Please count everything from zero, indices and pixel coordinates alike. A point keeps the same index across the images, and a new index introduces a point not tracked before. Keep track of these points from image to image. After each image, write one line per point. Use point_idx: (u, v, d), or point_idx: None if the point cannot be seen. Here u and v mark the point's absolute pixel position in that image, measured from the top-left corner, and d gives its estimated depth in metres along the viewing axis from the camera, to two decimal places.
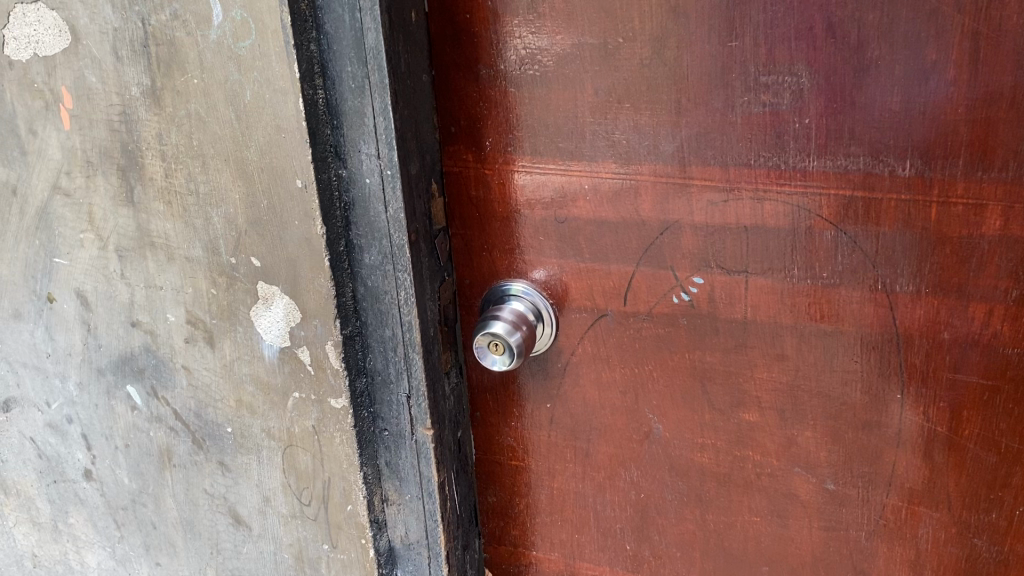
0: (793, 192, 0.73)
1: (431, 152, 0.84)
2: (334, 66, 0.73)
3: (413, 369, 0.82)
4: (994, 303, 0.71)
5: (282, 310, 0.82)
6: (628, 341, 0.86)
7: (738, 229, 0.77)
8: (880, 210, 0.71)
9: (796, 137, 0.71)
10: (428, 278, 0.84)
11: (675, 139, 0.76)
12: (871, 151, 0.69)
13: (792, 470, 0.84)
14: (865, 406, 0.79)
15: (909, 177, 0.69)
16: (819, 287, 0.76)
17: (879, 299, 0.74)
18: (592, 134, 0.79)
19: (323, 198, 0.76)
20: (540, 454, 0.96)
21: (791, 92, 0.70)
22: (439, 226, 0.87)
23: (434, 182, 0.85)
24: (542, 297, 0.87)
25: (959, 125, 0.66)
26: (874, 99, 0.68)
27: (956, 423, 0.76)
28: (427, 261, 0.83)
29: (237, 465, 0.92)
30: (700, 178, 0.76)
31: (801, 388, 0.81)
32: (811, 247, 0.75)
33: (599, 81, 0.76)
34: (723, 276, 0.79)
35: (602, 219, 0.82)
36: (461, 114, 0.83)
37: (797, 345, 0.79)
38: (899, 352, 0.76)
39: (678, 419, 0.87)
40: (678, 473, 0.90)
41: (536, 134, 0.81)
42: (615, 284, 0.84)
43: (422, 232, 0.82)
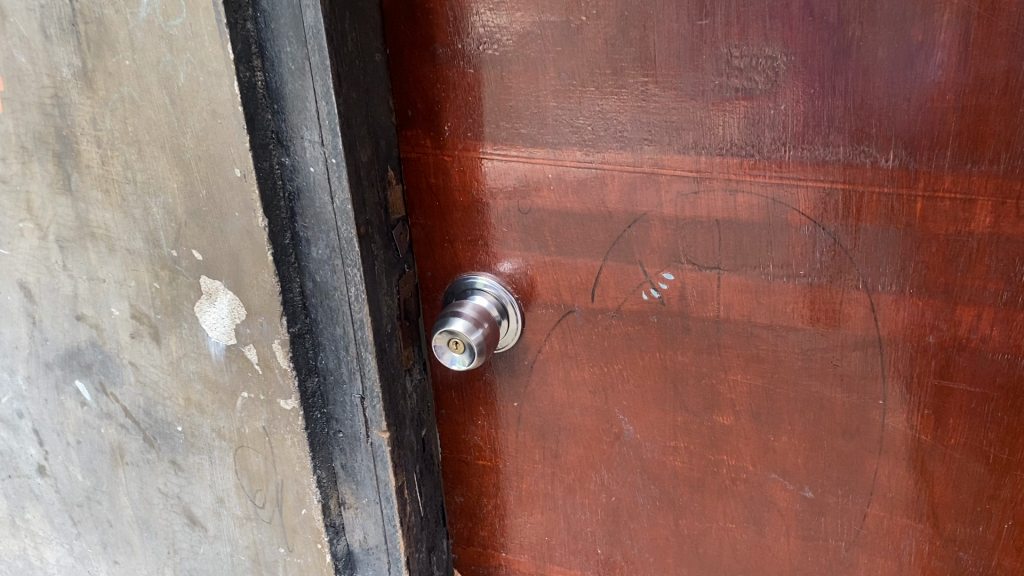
0: (768, 183, 0.68)
1: (386, 138, 0.78)
2: (273, 46, 0.68)
3: (366, 369, 0.77)
4: (985, 307, 0.65)
5: (226, 306, 0.77)
6: (597, 339, 0.81)
7: (710, 223, 0.71)
8: (861, 204, 0.66)
9: (771, 125, 0.66)
10: (385, 272, 0.79)
11: (643, 126, 0.70)
12: (852, 140, 0.64)
13: (769, 475, 0.80)
14: (845, 412, 0.74)
15: (892, 169, 0.64)
16: (796, 286, 0.70)
17: (860, 299, 0.69)
18: (554, 119, 0.73)
19: (264, 187, 0.71)
20: (507, 454, 0.91)
21: (765, 75, 0.65)
22: (397, 215, 0.82)
23: (390, 169, 0.80)
24: (507, 290, 0.83)
25: (946, 113, 0.61)
26: (854, 84, 0.62)
27: (942, 431, 0.71)
28: (383, 254, 0.78)
29: (189, 464, 0.88)
30: (670, 168, 0.71)
31: (777, 391, 0.76)
32: (787, 244, 0.69)
33: (561, 62, 0.71)
34: (695, 272, 0.74)
35: (567, 210, 0.77)
36: (418, 97, 0.78)
37: (772, 347, 0.74)
38: (881, 357, 0.70)
39: (649, 421, 0.83)
40: (650, 476, 0.85)
41: (496, 118, 0.75)
42: (582, 279, 0.79)
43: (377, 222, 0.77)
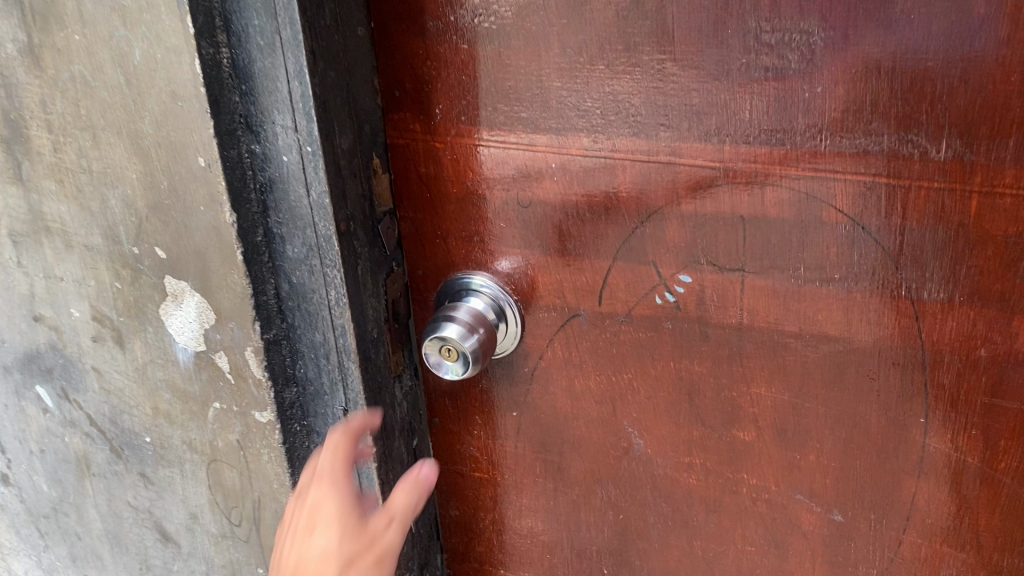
0: (801, 176, 0.60)
1: (371, 122, 0.71)
2: (239, 18, 0.60)
3: (349, 380, 0.70)
4: None
5: (194, 310, 0.69)
6: (604, 345, 0.74)
7: (734, 220, 0.63)
8: (907, 200, 0.58)
9: (805, 109, 0.58)
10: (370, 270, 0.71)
11: (658, 110, 0.62)
12: (899, 126, 0.56)
13: (793, 497, 0.72)
14: (881, 430, 0.66)
15: (944, 160, 0.56)
16: (829, 292, 0.63)
17: (902, 307, 0.61)
18: (558, 102, 0.65)
19: (231, 179, 0.63)
20: (506, 467, 0.84)
21: (800, 53, 0.56)
22: (384, 208, 0.74)
23: (375, 157, 0.72)
24: (505, 290, 0.75)
25: (1010, 96, 0.53)
26: (903, 63, 0.54)
27: (990, 454, 0.64)
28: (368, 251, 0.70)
29: (159, 477, 0.81)
30: (688, 159, 0.63)
31: (805, 406, 0.68)
32: (821, 244, 0.61)
33: (567, 38, 0.63)
34: (715, 275, 0.66)
35: (572, 204, 0.69)
36: (407, 76, 0.70)
37: (801, 358, 0.66)
38: (924, 371, 0.63)
39: (661, 434, 0.75)
40: (662, 493, 0.78)
41: (494, 101, 0.67)
42: (588, 280, 0.71)
43: (359, 217, 0.70)
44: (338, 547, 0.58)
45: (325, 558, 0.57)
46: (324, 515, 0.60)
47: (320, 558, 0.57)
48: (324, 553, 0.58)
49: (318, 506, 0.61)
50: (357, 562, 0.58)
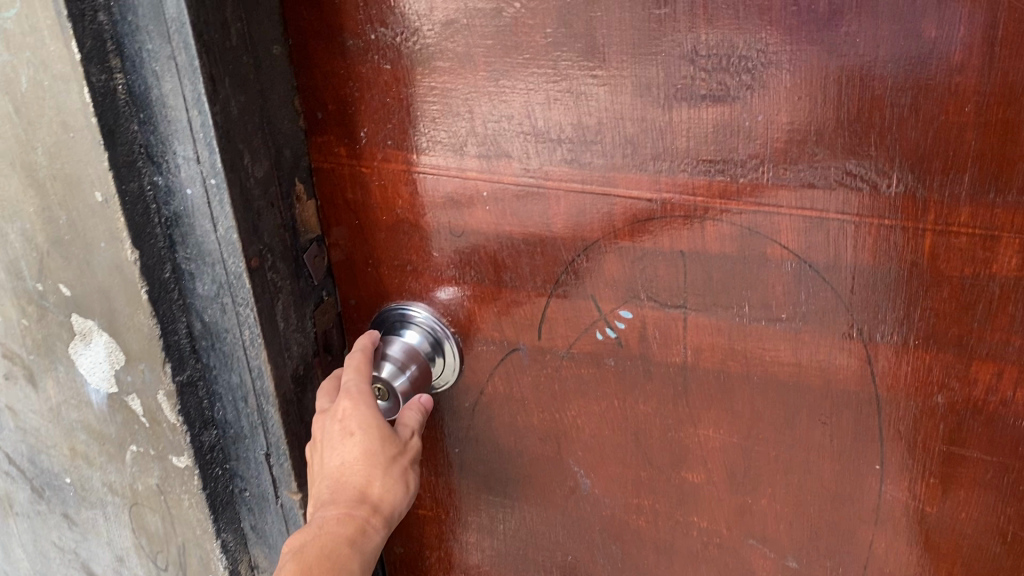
0: (742, 210, 0.55)
1: (292, 146, 0.65)
2: (132, 42, 0.55)
3: (269, 424, 0.66)
4: (1008, 364, 0.53)
5: (103, 349, 0.65)
6: (545, 381, 0.69)
7: (674, 255, 0.59)
8: (856, 237, 0.53)
9: (745, 139, 0.53)
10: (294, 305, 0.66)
11: (592, 137, 0.58)
12: (845, 159, 0.51)
13: (746, 541, 0.68)
14: (835, 475, 0.62)
15: (894, 195, 0.51)
16: (777, 332, 0.58)
17: (854, 350, 0.57)
18: (486, 127, 0.60)
19: (131, 214, 0.58)
20: (450, 504, 0.79)
21: (739, 77, 0.52)
22: (311, 235, 0.69)
23: (298, 182, 0.67)
24: (443, 324, 0.70)
25: (962, 128, 0.48)
26: (849, 90, 0.49)
27: (950, 503, 0.59)
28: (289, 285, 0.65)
29: (83, 519, 0.77)
30: (624, 190, 0.58)
31: (755, 450, 0.64)
32: (766, 282, 0.57)
33: (492, 58, 0.58)
34: (656, 310, 0.61)
35: (506, 234, 0.64)
36: (328, 96, 0.65)
37: (749, 400, 0.62)
38: (879, 417, 0.58)
39: (607, 475, 0.71)
40: (611, 534, 0.74)
41: (420, 125, 0.63)
42: (526, 314, 0.67)
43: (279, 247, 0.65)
44: (372, 440, 0.62)
45: (366, 460, 0.62)
46: (353, 417, 0.62)
47: (360, 457, 0.62)
48: (366, 454, 0.62)
49: (346, 415, 0.62)
50: (397, 462, 0.63)
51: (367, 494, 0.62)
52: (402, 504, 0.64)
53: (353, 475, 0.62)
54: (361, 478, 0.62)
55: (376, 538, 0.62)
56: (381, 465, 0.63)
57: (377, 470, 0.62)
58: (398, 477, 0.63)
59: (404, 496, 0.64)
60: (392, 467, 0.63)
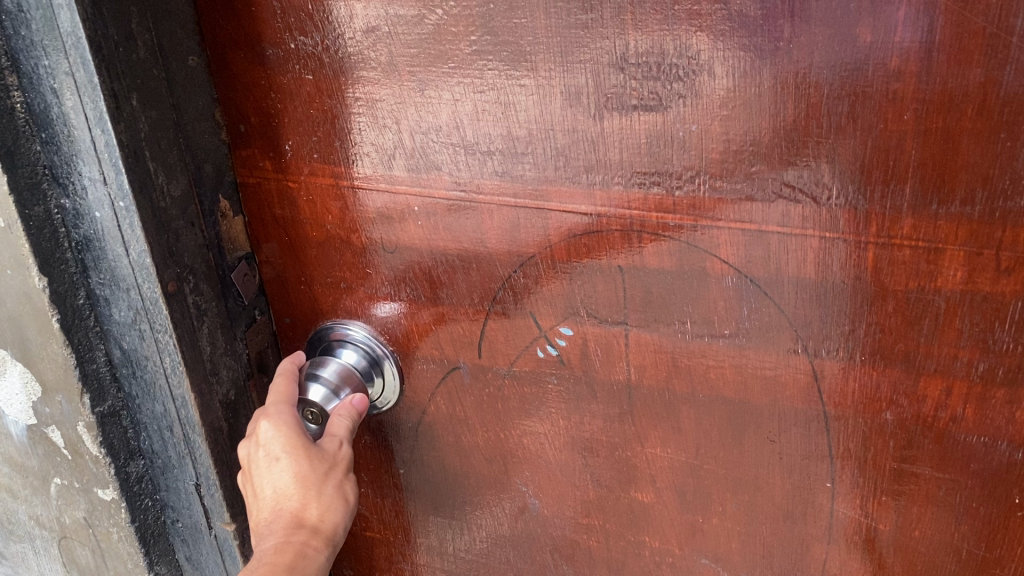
0: (679, 223, 0.53)
1: (213, 161, 0.62)
2: (27, 56, 0.51)
3: (196, 454, 0.63)
4: (956, 380, 0.51)
5: (18, 380, 0.62)
6: (488, 400, 0.66)
7: (611, 269, 0.56)
8: (796, 250, 0.51)
9: (679, 149, 0.51)
10: (223, 327, 0.63)
11: (523, 148, 0.55)
12: (782, 170, 0.49)
13: (699, 560, 0.66)
14: (785, 494, 0.60)
15: (834, 207, 0.49)
16: (720, 348, 0.56)
17: (800, 366, 0.54)
18: (414, 139, 0.57)
19: (37, 239, 0.55)
20: (399, 525, 0.77)
21: (670, 86, 0.49)
22: (239, 252, 0.66)
23: (222, 198, 0.64)
24: (381, 341, 0.68)
25: (901, 137, 0.46)
26: (784, 97, 0.47)
27: (903, 521, 0.57)
28: (217, 306, 0.62)
29: (12, 553, 0.74)
30: (558, 203, 0.56)
31: (703, 468, 0.61)
32: (707, 297, 0.54)
33: (417, 67, 0.55)
34: (597, 328, 0.59)
35: (440, 249, 0.61)
36: (250, 108, 0.62)
37: (695, 418, 0.59)
38: (828, 434, 0.56)
39: (556, 495, 0.68)
40: (562, 555, 0.71)
41: (346, 137, 0.60)
42: (465, 331, 0.64)
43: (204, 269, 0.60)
44: (299, 461, 0.60)
45: (297, 483, 0.59)
46: (276, 441, 0.60)
47: (290, 480, 0.59)
48: (297, 476, 0.59)
49: (270, 440, 0.60)
50: (331, 478, 0.61)
51: (304, 517, 0.59)
52: (343, 520, 0.62)
53: (287, 501, 0.59)
54: (295, 503, 0.59)
55: (319, 561, 0.59)
56: (314, 485, 0.60)
57: (312, 490, 0.60)
58: (334, 495, 0.61)
59: (345, 511, 0.61)
60: (326, 484, 0.61)
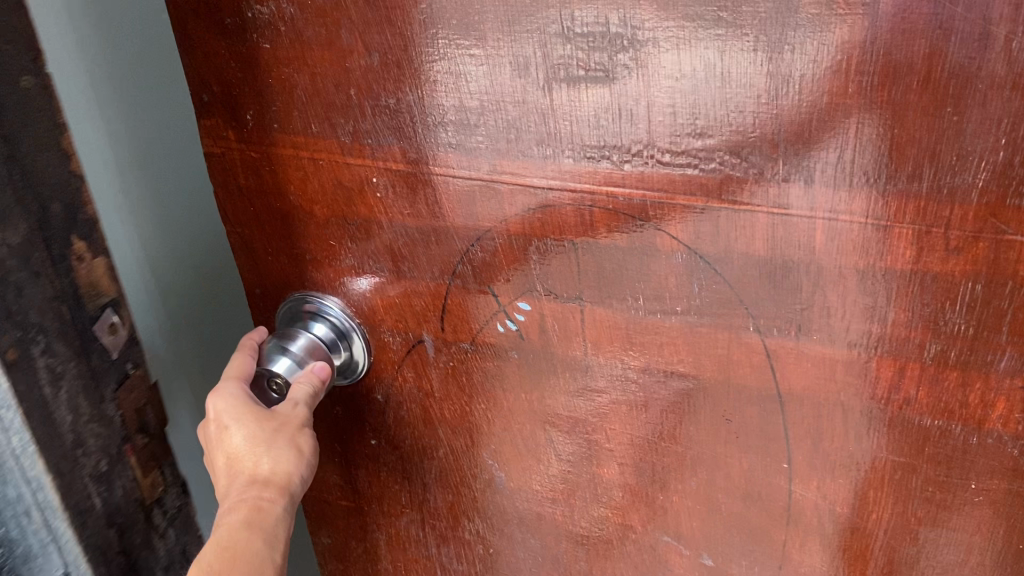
0: (628, 198, 0.52)
1: (63, 199, 0.54)
2: None
3: (63, 541, 0.56)
4: (909, 361, 0.50)
5: None
6: (452, 374, 0.66)
7: (564, 245, 0.55)
8: (744, 227, 0.49)
9: (625, 122, 0.50)
10: (86, 389, 0.56)
11: (474, 121, 0.54)
12: (728, 145, 0.47)
13: (661, 538, 0.65)
14: (743, 474, 0.59)
15: (781, 182, 0.47)
16: (673, 325, 0.55)
17: (753, 344, 0.53)
18: (369, 110, 0.57)
19: None
20: (372, 495, 0.77)
21: (616, 57, 0.48)
22: (107, 298, 0.59)
23: (77, 240, 0.55)
24: (351, 317, 0.68)
25: (848, 110, 0.44)
26: (730, 68, 0.46)
27: (860, 504, 0.56)
28: (75, 367, 0.55)
29: None
30: (511, 177, 0.55)
31: (662, 446, 0.61)
32: (658, 273, 0.53)
33: (368, 36, 0.54)
34: (553, 303, 0.58)
35: (399, 222, 0.60)
36: (212, 77, 0.61)
37: (652, 395, 0.59)
38: (783, 414, 0.55)
39: (521, 469, 0.68)
40: (529, 529, 0.71)
41: (304, 108, 0.59)
42: (427, 306, 0.64)
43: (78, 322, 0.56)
44: (248, 423, 0.61)
45: (247, 442, 0.60)
46: (224, 410, 0.61)
47: (241, 441, 0.60)
48: (244, 440, 0.60)
49: (217, 412, 0.61)
50: (282, 433, 0.62)
51: (257, 475, 0.60)
52: (300, 473, 0.62)
53: (241, 462, 0.60)
54: (247, 463, 0.60)
55: (276, 513, 0.59)
56: (265, 442, 0.61)
57: (262, 448, 0.61)
58: (287, 451, 0.61)
59: (300, 463, 0.62)
60: (278, 439, 0.61)
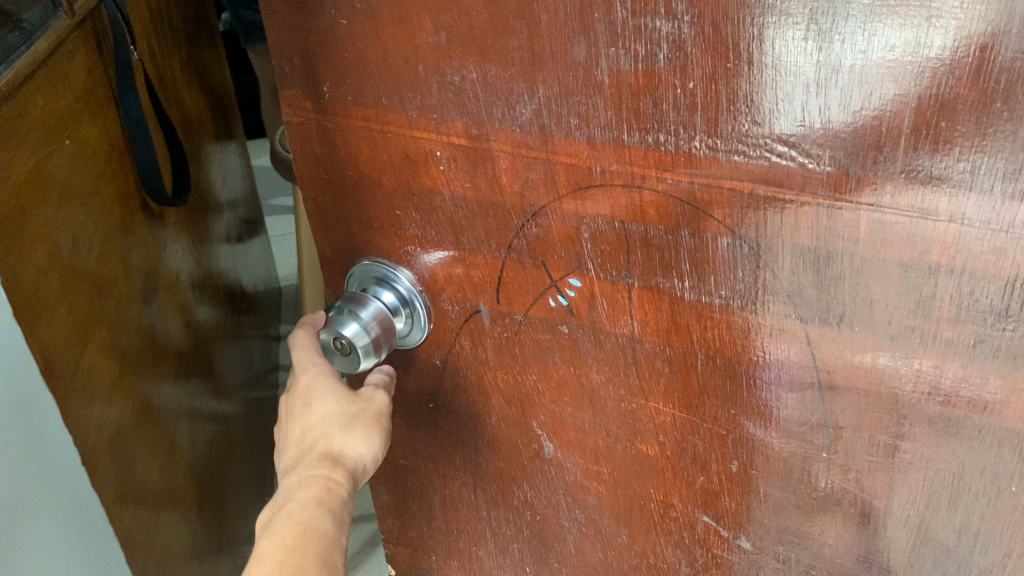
0: (678, 181, 0.53)
1: None
2: None
3: None
4: (948, 358, 0.49)
5: None
6: (506, 343, 0.69)
7: (614, 225, 0.57)
8: (789, 213, 0.50)
9: (675, 105, 0.50)
10: None
11: (534, 100, 0.55)
12: (775, 133, 0.48)
13: (700, 518, 0.66)
14: (782, 459, 0.59)
15: (828, 172, 0.48)
16: (717, 308, 0.56)
17: (795, 330, 0.53)
18: (436, 87, 0.59)
19: None
20: (428, 456, 0.80)
21: (670, 43, 0.49)
22: None
23: None
24: (418, 290, 0.71)
25: (897, 102, 0.44)
26: (780, 56, 0.46)
27: (898, 496, 0.56)
28: None
29: None
30: (565, 156, 0.56)
31: (705, 426, 0.61)
32: (704, 256, 0.54)
33: (438, 15, 0.56)
34: (604, 281, 0.60)
35: (460, 194, 0.63)
36: (292, 50, 0.64)
37: (696, 376, 0.60)
38: (824, 402, 0.55)
39: (569, 441, 0.70)
40: (575, 500, 0.73)
41: (375, 83, 0.62)
42: (484, 277, 0.66)
43: None
44: (329, 403, 0.68)
45: (327, 422, 0.68)
46: (310, 388, 0.69)
47: (321, 420, 0.68)
48: (327, 417, 0.68)
49: (303, 387, 0.69)
50: (358, 418, 0.69)
51: (333, 454, 0.68)
52: (368, 458, 0.70)
53: (319, 438, 0.68)
54: (323, 440, 0.68)
55: (347, 494, 0.67)
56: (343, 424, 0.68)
57: (340, 430, 0.68)
58: (363, 436, 0.69)
59: (370, 449, 0.70)
60: (354, 423, 0.69)
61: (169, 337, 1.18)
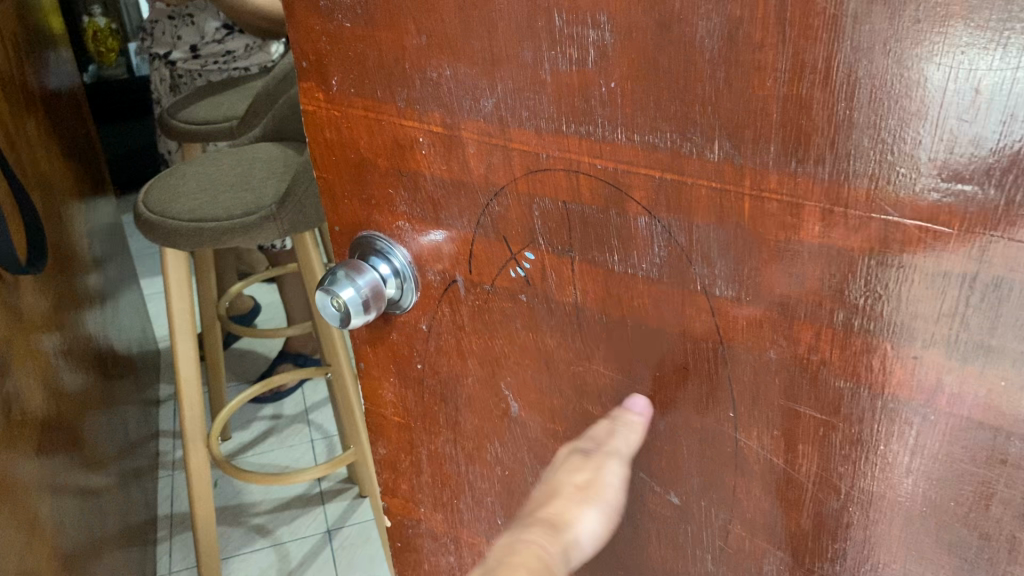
0: (606, 166, 0.62)
1: None
2: None
3: None
4: (821, 327, 0.56)
5: None
6: (479, 311, 0.78)
7: (558, 205, 0.66)
8: (692, 198, 0.58)
9: (601, 102, 0.59)
10: None
11: (493, 95, 0.65)
12: (678, 125, 0.56)
13: (637, 474, 0.74)
14: (698, 421, 0.67)
15: (718, 162, 0.56)
16: (640, 281, 0.64)
17: (701, 301, 0.61)
18: (419, 81, 0.69)
19: None
20: (418, 414, 0.90)
21: (596, 48, 0.58)
22: None
23: None
24: (410, 262, 0.81)
25: (765, 100, 0.52)
26: (678, 62, 0.54)
27: (793, 457, 0.63)
28: None
29: None
30: (519, 143, 0.66)
31: (636, 387, 0.70)
32: (627, 234, 0.63)
33: (419, 21, 0.67)
34: (552, 255, 0.69)
35: (439, 176, 0.73)
36: (309, 49, 0.76)
37: (627, 341, 0.68)
38: (728, 369, 0.63)
39: (531, 401, 0.79)
40: (537, 456, 0.82)
41: (372, 78, 0.72)
42: (460, 250, 0.76)
43: None
44: (576, 474, 0.73)
45: (558, 494, 0.73)
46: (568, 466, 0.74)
47: (555, 493, 0.73)
48: (571, 486, 0.73)
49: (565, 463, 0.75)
50: (579, 493, 0.72)
51: (558, 523, 0.72)
52: (590, 527, 0.73)
53: (557, 510, 0.73)
54: (550, 506, 0.73)
55: (557, 562, 0.70)
56: (576, 496, 0.72)
57: (576, 500, 0.72)
58: (586, 513, 0.73)
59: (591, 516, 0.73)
60: (582, 495, 0.72)
61: (29, 409, 1.47)
